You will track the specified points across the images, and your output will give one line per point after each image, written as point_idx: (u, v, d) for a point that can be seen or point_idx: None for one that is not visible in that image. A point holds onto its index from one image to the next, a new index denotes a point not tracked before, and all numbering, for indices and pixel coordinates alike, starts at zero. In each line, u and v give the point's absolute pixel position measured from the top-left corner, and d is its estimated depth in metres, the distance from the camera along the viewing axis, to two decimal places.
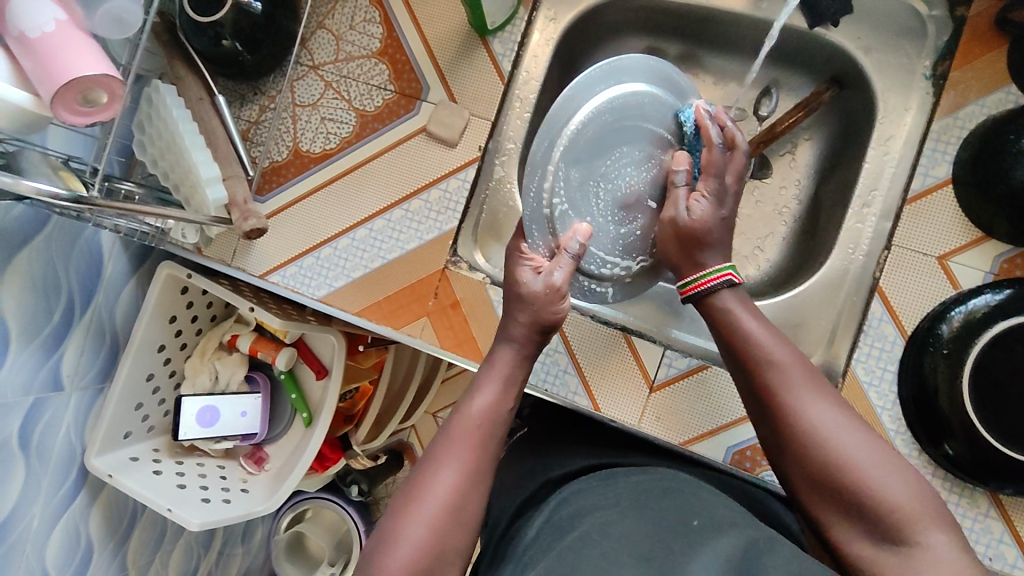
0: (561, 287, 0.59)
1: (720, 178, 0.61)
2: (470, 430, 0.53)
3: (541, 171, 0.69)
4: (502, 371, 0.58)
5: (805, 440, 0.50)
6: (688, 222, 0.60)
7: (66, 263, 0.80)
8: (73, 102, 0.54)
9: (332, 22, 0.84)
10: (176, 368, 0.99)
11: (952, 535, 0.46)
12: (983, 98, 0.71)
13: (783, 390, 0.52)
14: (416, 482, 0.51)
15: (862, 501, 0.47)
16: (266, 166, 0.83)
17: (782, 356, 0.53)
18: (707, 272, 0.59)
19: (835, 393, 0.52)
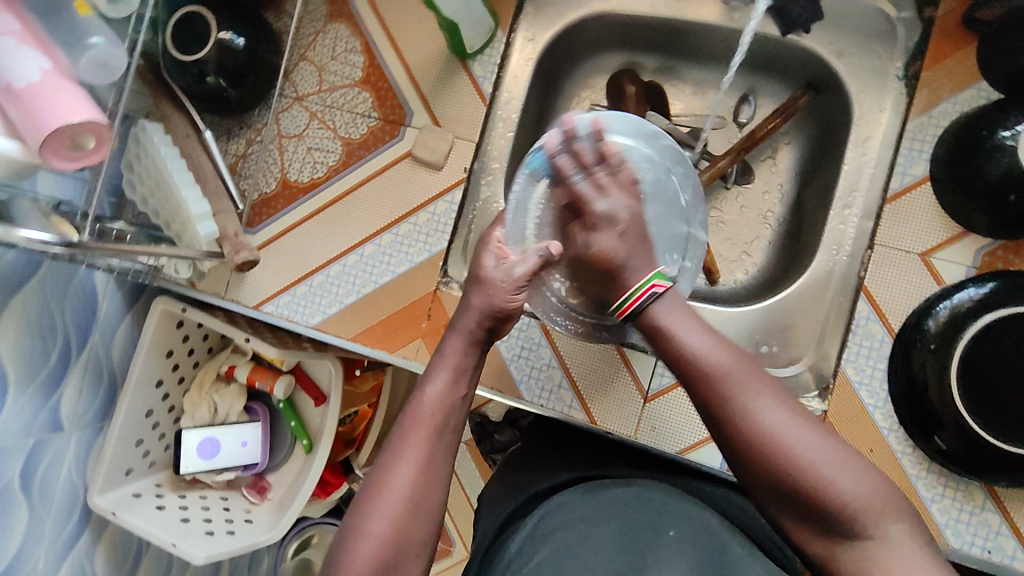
0: (516, 281, 0.59)
1: (607, 204, 0.62)
2: (422, 421, 0.54)
3: (521, 239, 0.66)
4: (451, 358, 0.58)
5: (759, 446, 0.50)
6: (593, 253, 0.62)
7: (61, 305, 0.80)
8: (61, 147, 0.56)
9: (314, 54, 0.85)
10: (174, 402, 1.00)
11: (905, 523, 0.48)
12: (956, 96, 0.73)
13: (731, 396, 0.52)
14: (374, 480, 0.53)
15: (820, 499, 0.48)
16: (256, 198, 0.85)
17: (725, 362, 0.53)
18: (633, 290, 0.59)
19: (782, 393, 0.52)
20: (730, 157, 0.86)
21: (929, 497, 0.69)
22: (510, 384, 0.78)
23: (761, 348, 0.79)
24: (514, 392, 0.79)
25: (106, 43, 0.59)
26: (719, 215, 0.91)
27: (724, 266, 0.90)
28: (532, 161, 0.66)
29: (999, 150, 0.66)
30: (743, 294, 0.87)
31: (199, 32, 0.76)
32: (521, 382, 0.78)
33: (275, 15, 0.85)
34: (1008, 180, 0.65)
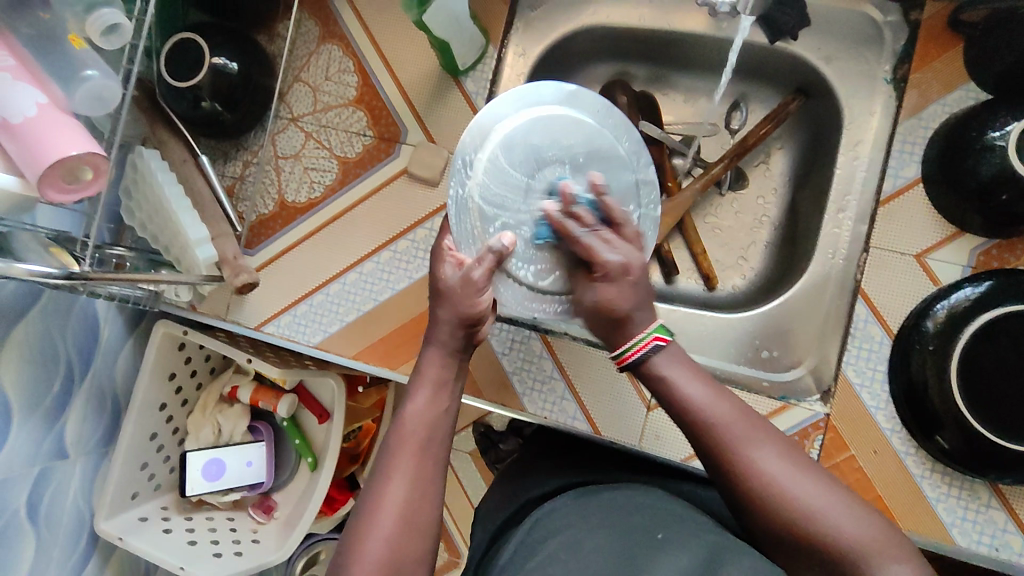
0: (477, 282, 0.57)
1: (615, 253, 0.57)
2: (409, 437, 0.54)
3: (474, 240, 0.64)
4: (431, 374, 0.58)
5: (763, 496, 0.50)
6: (597, 303, 0.58)
7: (63, 333, 0.80)
8: (58, 181, 0.56)
9: (308, 75, 0.86)
10: (178, 424, 1.00)
11: (912, 565, 0.47)
12: (945, 97, 0.73)
13: (732, 448, 0.52)
14: (367, 501, 0.52)
15: (826, 546, 0.48)
16: (254, 220, 0.85)
17: (725, 413, 0.53)
18: (634, 340, 0.56)
19: (780, 442, 0.53)
20: (724, 164, 0.86)
21: (934, 496, 0.70)
22: (513, 397, 0.79)
23: (762, 354, 0.81)
24: (517, 404, 0.79)
25: (101, 76, 0.60)
26: (715, 221, 0.91)
27: (722, 271, 0.90)
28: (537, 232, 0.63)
29: (990, 150, 0.66)
30: (742, 300, 0.88)
31: (194, 55, 0.76)
32: (523, 395, 0.79)
33: (268, 38, 0.87)
34: (998, 180, 0.65)
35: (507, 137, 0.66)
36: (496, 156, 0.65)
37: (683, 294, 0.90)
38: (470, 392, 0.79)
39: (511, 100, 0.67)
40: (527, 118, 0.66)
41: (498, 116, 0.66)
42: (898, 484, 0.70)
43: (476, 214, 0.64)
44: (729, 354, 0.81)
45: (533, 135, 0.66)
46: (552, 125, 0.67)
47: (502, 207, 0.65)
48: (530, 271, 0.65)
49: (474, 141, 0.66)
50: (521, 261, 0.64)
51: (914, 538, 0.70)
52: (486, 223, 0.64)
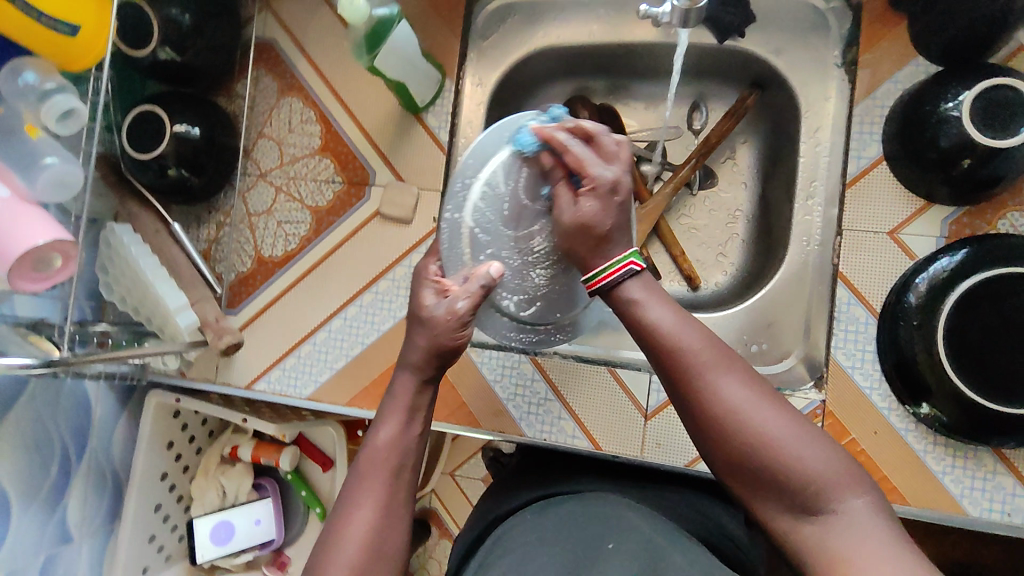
0: (460, 316, 0.56)
1: (603, 169, 0.57)
2: (378, 464, 0.54)
3: (463, 265, 0.63)
4: (405, 400, 0.58)
5: (724, 423, 0.49)
6: (576, 217, 0.57)
7: (55, 418, 0.80)
8: (28, 271, 0.57)
9: (271, 130, 0.87)
10: (182, 492, 0.98)
11: (870, 501, 0.47)
12: (896, 75, 0.74)
13: (697, 375, 0.51)
14: (332, 525, 0.52)
15: (783, 473, 0.47)
16: (233, 279, 0.85)
17: (693, 341, 0.52)
18: (608, 264, 0.56)
19: (745, 370, 0.51)
20: (691, 165, 0.87)
21: (940, 470, 0.69)
22: (511, 423, 0.78)
23: (752, 348, 0.80)
24: (516, 430, 0.78)
25: (61, 161, 0.60)
26: (690, 222, 0.92)
27: (703, 271, 0.91)
28: (517, 139, 0.63)
29: (946, 122, 0.66)
30: (726, 296, 0.88)
31: (153, 127, 0.76)
32: (520, 420, 0.78)
33: (227, 99, 0.87)
34: (958, 149, 0.65)
35: (507, 160, 0.63)
36: (495, 177, 0.64)
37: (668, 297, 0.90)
38: (467, 423, 0.79)
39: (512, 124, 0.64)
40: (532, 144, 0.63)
41: (501, 138, 0.64)
42: (901, 462, 0.70)
43: (468, 239, 0.63)
44: None
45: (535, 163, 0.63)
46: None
47: (493, 233, 0.64)
48: (513, 300, 0.66)
49: (476, 160, 0.64)
50: (505, 290, 0.65)
51: (924, 513, 0.69)
52: (477, 250, 0.63)
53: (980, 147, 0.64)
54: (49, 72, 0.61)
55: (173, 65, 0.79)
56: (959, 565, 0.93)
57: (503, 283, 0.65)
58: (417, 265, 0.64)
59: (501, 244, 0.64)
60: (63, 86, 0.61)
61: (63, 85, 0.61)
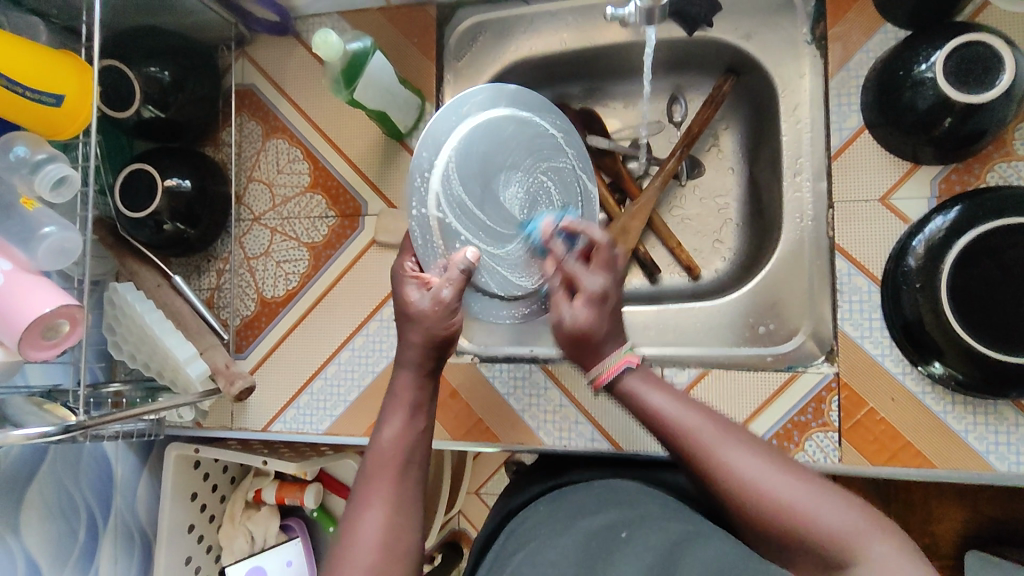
0: (448, 303, 0.59)
1: (593, 280, 0.59)
2: (385, 464, 0.55)
3: (438, 256, 0.65)
4: (405, 397, 0.58)
5: (738, 496, 0.48)
6: (574, 324, 0.58)
7: (77, 482, 0.81)
8: (37, 339, 0.57)
9: (261, 173, 0.88)
10: (211, 541, 0.98)
11: (898, 543, 0.45)
12: (867, 44, 0.75)
13: (704, 450, 0.51)
14: (345, 530, 0.52)
15: (804, 535, 0.46)
16: (238, 324, 0.86)
17: (692, 420, 0.53)
18: (609, 360, 0.57)
19: (753, 441, 0.51)
20: (676, 157, 0.88)
21: (962, 429, 0.69)
22: (528, 433, 0.79)
23: (758, 330, 0.81)
24: (534, 439, 0.78)
25: (58, 229, 0.60)
26: (683, 212, 0.92)
27: (702, 259, 0.91)
28: (527, 227, 0.68)
29: (921, 84, 0.66)
30: (727, 281, 0.88)
31: (145, 184, 0.77)
32: (536, 428, 0.79)
33: (214, 148, 0.89)
34: (936, 109, 0.66)
35: (462, 146, 0.66)
36: (449, 165, 0.65)
37: (670, 289, 0.90)
38: (486, 439, 0.79)
39: (457, 108, 0.66)
40: (475, 123, 0.67)
41: (449, 124, 0.66)
42: (919, 424, 0.70)
43: (438, 231, 0.65)
44: (726, 337, 0.81)
45: (482, 137, 0.67)
46: (501, 131, 0.68)
47: (464, 215, 0.66)
48: (493, 279, 0.68)
49: (428, 151, 0.65)
50: (483, 271, 0.68)
51: (953, 475, 0.69)
52: (448, 240, 0.65)
53: (958, 105, 0.64)
54: (39, 143, 0.62)
55: (159, 122, 0.80)
56: (995, 523, 0.91)
57: (483, 263, 0.67)
58: (394, 263, 0.66)
59: (472, 226, 0.66)
60: (54, 155, 0.62)
61: (53, 154, 0.62)
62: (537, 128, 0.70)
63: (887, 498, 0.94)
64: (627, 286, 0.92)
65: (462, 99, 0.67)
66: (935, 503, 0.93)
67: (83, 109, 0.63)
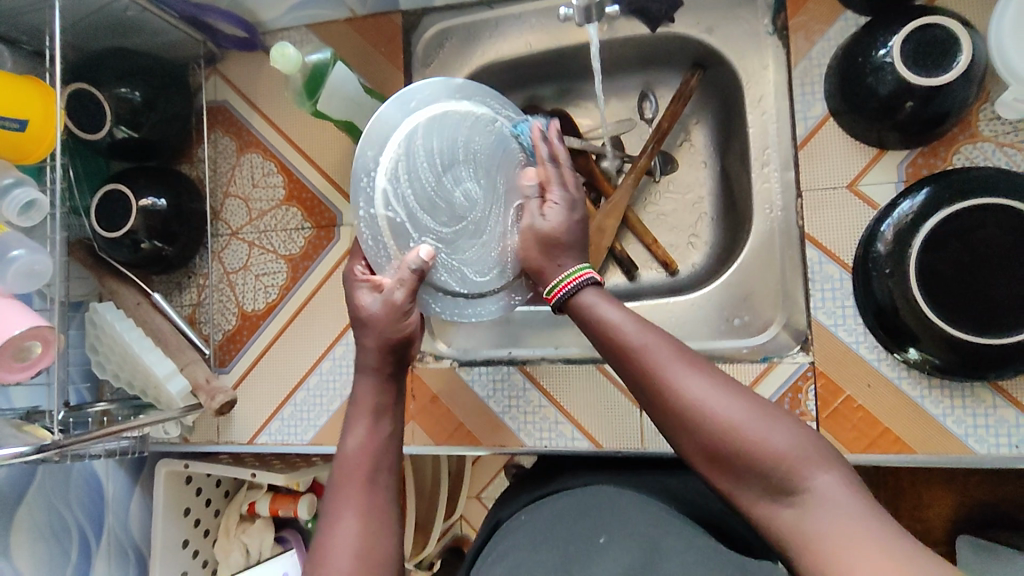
0: (401, 305, 0.60)
1: (567, 190, 0.63)
2: (352, 472, 0.54)
3: (390, 258, 0.62)
4: (368, 405, 0.59)
5: (687, 417, 0.48)
6: (544, 224, 0.61)
7: (68, 502, 0.82)
8: (9, 361, 0.58)
9: (237, 188, 0.89)
10: (207, 556, 0.98)
11: (838, 474, 0.45)
12: (829, 31, 0.75)
13: (656, 368, 0.50)
14: (318, 545, 0.51)
15: (750, 458, 0.46)
16: (220, 339, 0.87)
17: (645, 336, 0.52)
18: (568, 273, 0.59)
19: (703, 363, 0.51)
20: (648, 153, 0.88)
21: (940, 413, 0.69)
22: (510, 435, 0.79)
23: (734, 322, 0.82)
24: (516, 441, 0.79)
25: (28, 253, 0.61)
26: (658, 208, 0.93)
27: (678, 255, 0.91)
28: (517, 128, 0.67)
29: (881, 69, 0.66)
30: (704, 274, 0.89)
31: (121, 205, 0.78)
32: (518, 430, 0.79)
33: (190, 165, 0.90)
34: (897, 94, 0.66)
35: (406, 144, 0.62)
36: (397, 163, 0.61)
37: (648, 285, 0.91)
38: (469, 442, 0.80)
39: (403, 104, 0.62)
40: (423, 119, 0.62)
41: (395, 122, 0.62)
42: (897, 410, 0.70)
43: (389, 229, 0.62)
44: (703, 331, 0.82)
45: (432, 136, 0.62)
46: (453, 128, 0.63)
47: (413, 218, 0.63)
48: (452, 278, 0.65)
49: (373, 146, 0.62)
50: (442, 270, 0.64)
51: (933, 460, 0.69)
52: (401, 240, 0.62)
53: (919, 89, 0.65)
54: (6, 168, 0.63)
55: (131, 142, 0.81)
56: (989, 507, 0.91)
57: (439, 260, 0.64)
58: (346, 267, 0.65)
59: (424, 225, 0.63)
60: (21, 179, 0.63)
61: (20, 177, 0.63)
62: (487, 121, 0.65)
63: (877, 486, 0.94)
64: (607, 284, 0.92)
65: (413, 89, 0.63)
66: (926, 490, 0.93)
67: (39, 150, 0.65)
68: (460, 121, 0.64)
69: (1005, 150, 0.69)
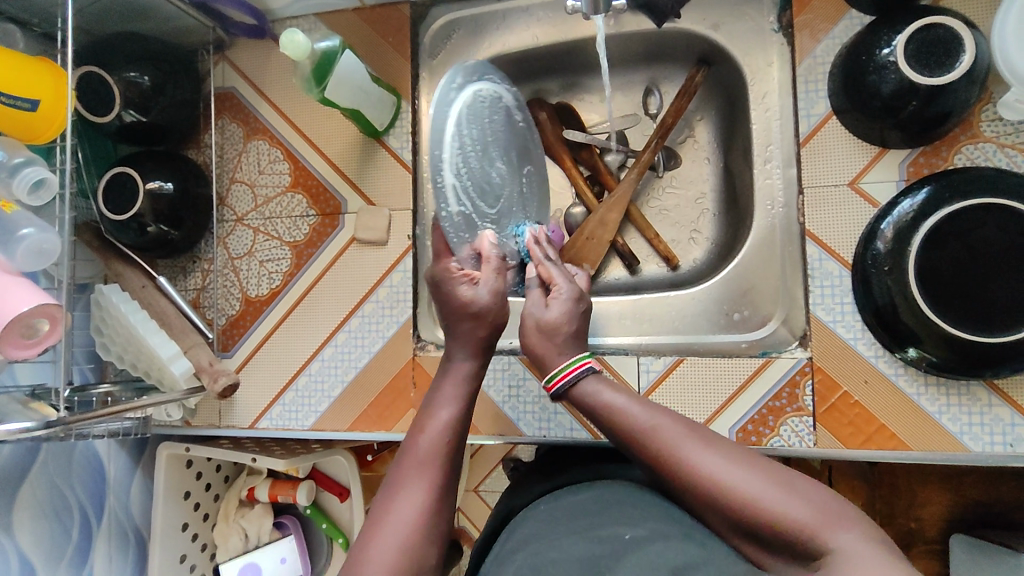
0: (503, 291, 0.65)
1: (567, 281, 0.69)
2: (432, 449, 0.56)
3: (465, 242, 0.68)
4: (458, 393, 0.61)
5: (701, 493, 0.50)
6: (545, 316, 0.65)
7: (70, 481, 0.82)
8: (16, 338, 0.59)
9: (243, 174, 0.89)
10: (206, 540, 0.99)
11: (861, 533, 0.44)
12: (834, 29, 0.75)
13: (665, 447, 0.53)
14: (380, 505, 0.53)
15: (768, 526, 0.46)
16: (224, 323, 0.88)
17: (647, 420, 0.55)
18: (568, 363, 0.62)
19: (712, 440, 0.53)
20: (652, 148, 0.88)
21: (936, 410, 0.70)
22: (509, 424, 0.80)
23: (733, 317, 0.82)
24: (515, 430, 0.80)
25: (37, 231, 0.62)
26: (660, 203, 0.93)
27: (679, 250, 0.92)
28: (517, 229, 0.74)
29: (884, 68, 0.67)
30: (704, 270, 0.89)
31: (128, 188, 0.78)
32: (518, 419, 0.80)
33: (197, 151, 0.90)
34: (900, 93, 0.66)
35: (460, 135, 0.65)
36: (455, 158, 0.64)
37: (650, 280, 0.91)
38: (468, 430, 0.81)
39: (444, 98, 0.65)
40: (465, 107, 0.66)
41: (443, 116, 0.64)
42: (895, 407, 0.71)
43: (466, 227, 0.68)
44: (702, 325, 0.83)
45: (473, 121, 0.67)
46: (483, 109, 0.69)
47: (475, 204, 0.68)
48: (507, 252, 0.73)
49: (433, 146, 0.64)
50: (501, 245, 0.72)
51: (928, 456, 0.70)
52: (472, 229, 0.68)
53: (922, 88, 0.65)
54: (15, 147, 0.64)
55: (139, 126, 0.81)
56: (983, 507, 0.92)
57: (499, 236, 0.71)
58: (434, 268, 0.67)
59: (481, 207, 0.69)
60: (32, 159, 0.64)
61: (31, 157, 0.64)
62: (498, 99, 0.71)
63: (872, 484, 0.95)
64: (608, 278, 0.93)
65: (445, 85, 0.65)
66: (921, 488, 0.94)
67: (48, 130, 0.66)
68: (484, 101, 0.69)
69: (1006, 151, 0.69)
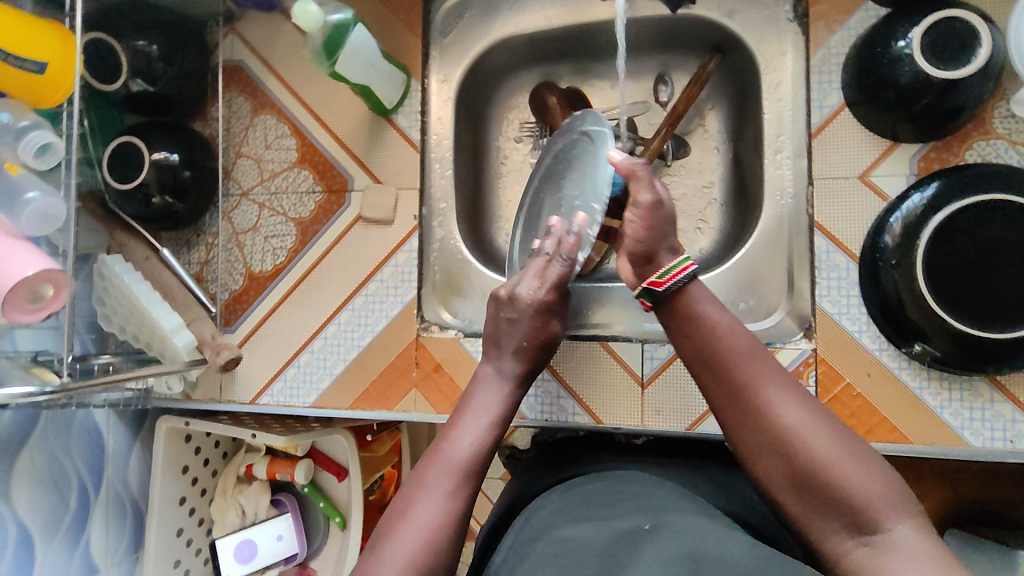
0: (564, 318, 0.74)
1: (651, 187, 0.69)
2: (456, 462, 0.59)
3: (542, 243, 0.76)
4: (490, 413, 0.64)
5: (777, 432, 0.54)
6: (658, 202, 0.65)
7: (69, 452, 0.82)
8: (21, 301, 0.58)
9: (249, 149, 0.89)
10: (203, 515, 0.99)
11: (918, 526, 0.48)
12: (850, 21, 0.75)
13: (754, 383, 0.57)
14: (401, 507, 0.57)
15: (832, 488, 0.50)
16: (227, 298, 0.88)
17: (747, 353, 0.58)
18: (672, 265, 0.64)
19: (800, 393, 0.56)
20: (662, 136, 0.86)
21: (937, 405, 0.70)
22: None
23: (739, 306, 0.81)
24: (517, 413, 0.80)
25: (42, 195, 0.62)
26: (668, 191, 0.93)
27: (685, 239, 0.92)
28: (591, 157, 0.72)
29: (899, 61, 0.67)
30: (710, 260, 0.89)
31: (134, 158, 0.78)
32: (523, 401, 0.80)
33: (203, 124, 0.89)
34: (916, 86, 0.66)
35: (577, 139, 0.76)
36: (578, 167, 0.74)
37: None
38: None
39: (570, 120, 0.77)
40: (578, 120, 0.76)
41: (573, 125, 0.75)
42: (897, 402, 0.71)
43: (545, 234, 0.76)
44: None
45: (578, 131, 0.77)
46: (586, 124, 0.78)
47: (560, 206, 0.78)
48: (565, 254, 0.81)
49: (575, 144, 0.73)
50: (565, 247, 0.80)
51: (928, 450, 0.70)
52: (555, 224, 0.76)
53: (936, 82, 0.65)
54: (22, 110, 0.63)
55: (146, 96, 0.81)
56: (977, 503, 0.92)
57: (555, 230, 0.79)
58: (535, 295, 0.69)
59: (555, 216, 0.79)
60: (39, 123, 0.63)
61: (37, 121, 0.63)
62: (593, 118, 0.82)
63: None
64: None
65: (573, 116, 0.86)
66: (916, 483, 0.95)
67: (55, 95, 0.65)
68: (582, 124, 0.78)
69: (1017, 148, 0.69)
